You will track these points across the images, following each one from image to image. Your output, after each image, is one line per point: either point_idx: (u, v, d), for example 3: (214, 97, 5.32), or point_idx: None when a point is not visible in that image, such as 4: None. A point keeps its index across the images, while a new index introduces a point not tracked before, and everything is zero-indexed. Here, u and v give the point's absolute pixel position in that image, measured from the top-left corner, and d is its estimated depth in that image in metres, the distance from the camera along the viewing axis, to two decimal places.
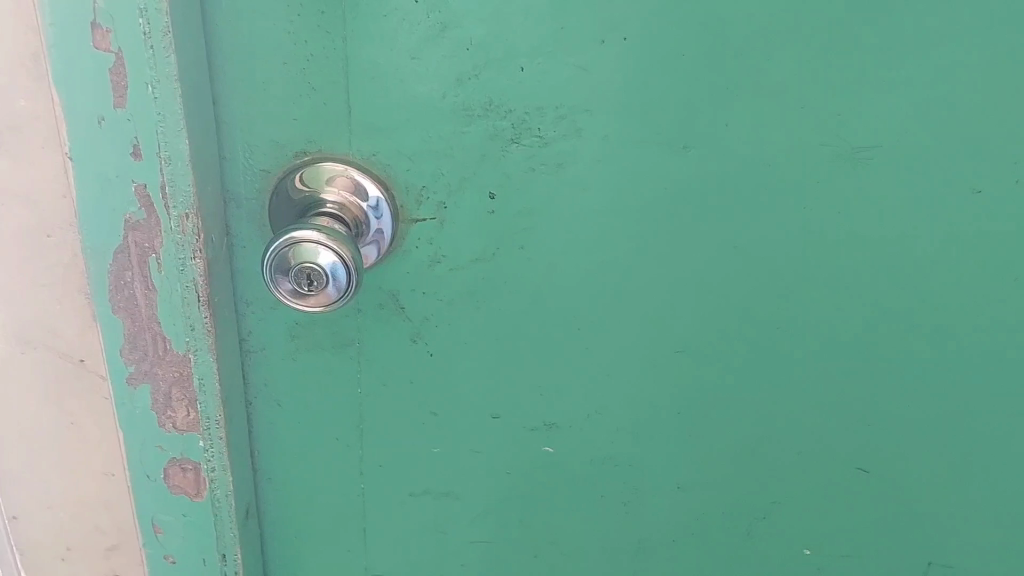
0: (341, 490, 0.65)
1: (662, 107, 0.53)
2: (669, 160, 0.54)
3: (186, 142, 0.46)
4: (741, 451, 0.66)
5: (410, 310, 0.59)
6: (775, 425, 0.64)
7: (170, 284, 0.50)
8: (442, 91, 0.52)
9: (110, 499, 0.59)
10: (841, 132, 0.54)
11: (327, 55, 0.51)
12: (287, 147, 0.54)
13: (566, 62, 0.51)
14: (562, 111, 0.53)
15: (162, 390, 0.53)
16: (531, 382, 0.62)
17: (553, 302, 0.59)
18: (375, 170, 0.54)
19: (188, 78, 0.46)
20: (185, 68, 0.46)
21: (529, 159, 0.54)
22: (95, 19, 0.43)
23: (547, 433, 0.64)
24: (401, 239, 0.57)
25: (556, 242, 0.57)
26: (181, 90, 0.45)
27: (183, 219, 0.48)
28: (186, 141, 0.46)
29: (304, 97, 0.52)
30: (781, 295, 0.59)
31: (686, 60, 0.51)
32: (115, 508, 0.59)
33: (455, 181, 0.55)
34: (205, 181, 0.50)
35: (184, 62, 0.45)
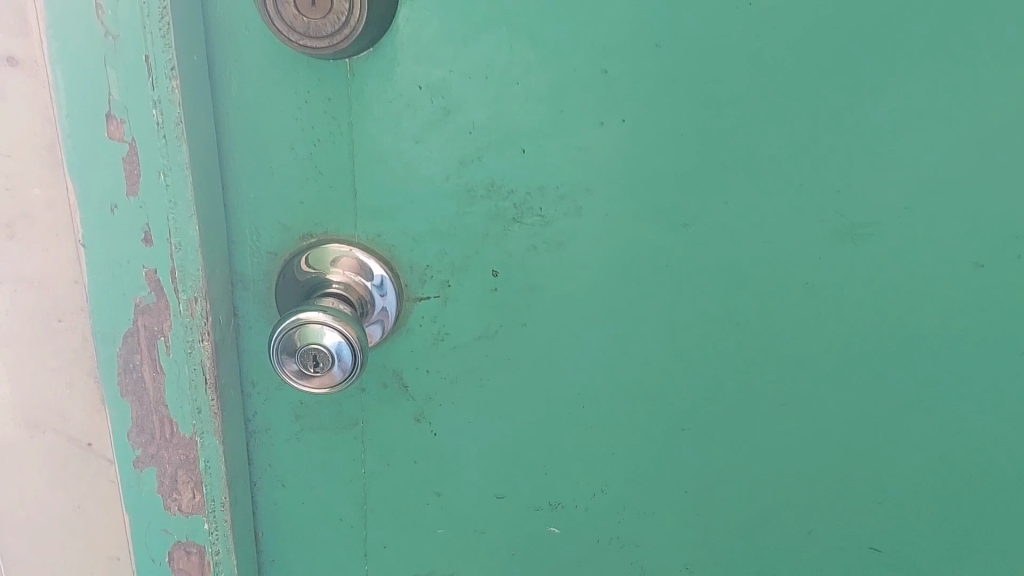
0: (344, 571, 0.65)
1: (661, 186, 0.54)
2: (667, 238, 0.55)
3: (196, 227, 0.48)
4: (745, 526, 0.66)
5: (414, 387, 0.59)
6: (779, 499, 0.65)
7: (178, 366, 0.51)
8: (444, 173, 0.53)
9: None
10: (835, 208, 0.55)
11: (333, 141, 0.52)
12: (293, 230, 0.55)
13: (565, 144, 0.53)
14: (562, 191, 0.54)
15: (169, 473, 0.53)
16: (534, 459, 0.62)
17: (556, 379, 0.59)
18: (379, 251, 0.55)
19: (198, 165, 0.48)
20: (196, 156, 0.47)
21: (530, 238, 0.55)
22: (110, 110, 0.45)
23: (551, 511, 0.64)
24: (405, 317, 0.57)
25: (558, 319, 0.58)
26: (192, 177, 0.47)
27: (191, 302, 0.49)
28: (196, 226, 0.48)
29: (310, 181, 0.53)
30: (781, 369, 0.60)
31: (683, 140, 0.53)
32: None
33: (458, 260, 0.56)
34: (214, 265, 0.51)
35: (195, 150, 0.47)
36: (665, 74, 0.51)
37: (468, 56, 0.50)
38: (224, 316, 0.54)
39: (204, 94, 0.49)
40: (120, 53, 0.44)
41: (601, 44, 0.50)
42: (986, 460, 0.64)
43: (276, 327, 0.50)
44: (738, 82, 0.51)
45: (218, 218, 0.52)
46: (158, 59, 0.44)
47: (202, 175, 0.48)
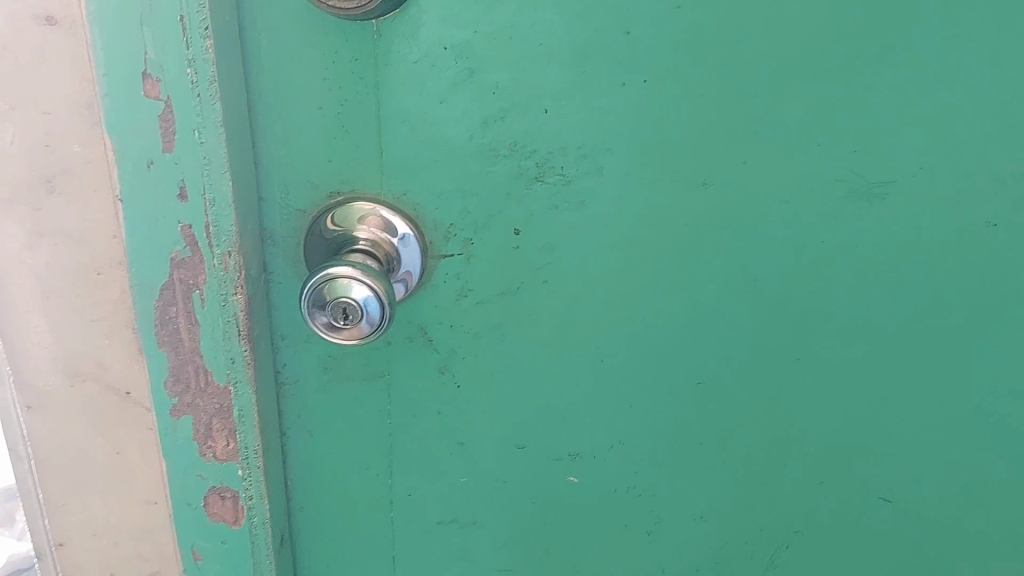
0: (370, 517, 0.67)
1: (681, 146, 0.55)
2: (687, 197, 0.57)
3: (229, 184, 0.49)
4: (760, 478, 0.67)
5: (438, 342, 0.61)
6: (793, 453, 0.66)
7: (213, 318, 0.53)
8: (468, 132, 0.55)
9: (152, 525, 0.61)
10: (853, 168, 0.56)
11: (360, 100, 0.53)
12: (321, 188, 0.56)
13: (587, 104, 0.54)
14: (584, 151, 0.55)
15: (204, 421, 0.56)
16: (555, 411, 0.64)
17: (577, 334, 0.61)
18: (405, 209, 0.57)
19: (230, 123, 0.49)
20: (228, 114, 0.48)
21: (552, 196, 0.57)
22: (146, 70, 0.46)
23: (571, 462, 0.66)
24: (430, 274, 0.59)
25: (578, 275, 0.59)
26: (225, 134, 0.48)
27: (225, 255, 0.51)
28: (230, 183, 0.49)
29: (337, 140, 0.55)
30: (797, 326, 0.61)
31: (703, 101, 0.54)
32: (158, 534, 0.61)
33: (481, 219, 0.57)
34: (245, 222, 0.53)
35: (228, 109, 0.48)
36: (687, 35, 0.52)
37: (492, 17, 0.51)
38: (256, 272, 0.55)
39: (236, 53, 0.51)
40: (155, 13, 0.45)
41: (622, 6, 0.51)
42: (996, 416, 0.65)
43: (307, 283, 0.52)
44: (758, 43, 0.52)
45: (250, 176, 0.54)
46: (192, 19, 0.45)
47: (234, 133, 0.50)
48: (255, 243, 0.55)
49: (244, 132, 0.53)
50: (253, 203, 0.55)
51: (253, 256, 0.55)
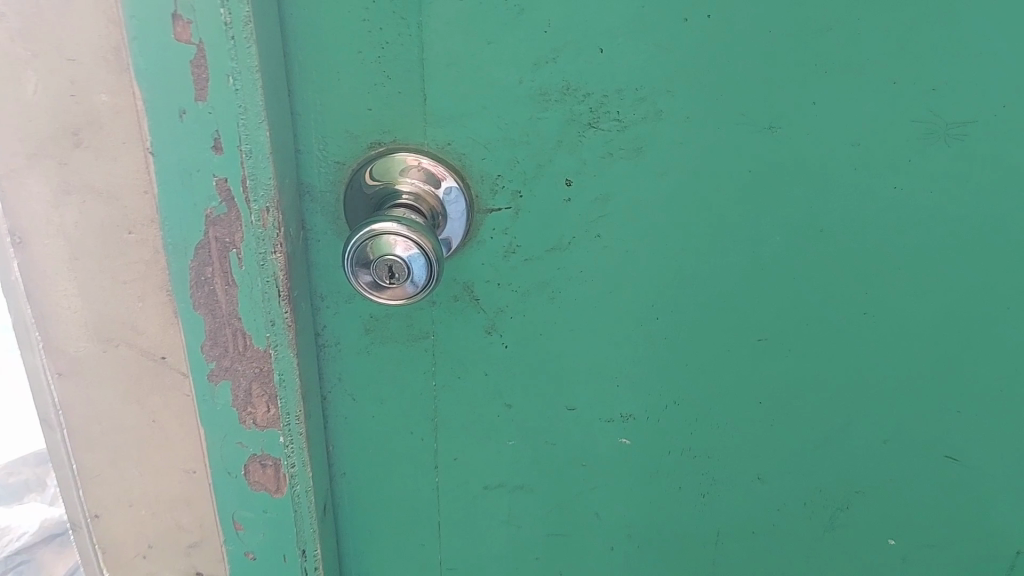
0: (414, 483, 0.65)
1: (745, 88, 0.51)
2: (752, 143, 0.53)
3: (267, 133, 0.46)
4: (821, 439, 0.64)
5: (484, 300, 0.58)
6: (857, 413, 0.63)
7: (251, 278, 0.50)
8: (518, 76, 0.51)
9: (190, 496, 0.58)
10: (930, 107, 0.52)
11: (402, 42, 0.50)
12: (361, 137, 0.53)
13: (645, 43, 0.50)
14: (642, 93, 0.52)
15: (243, 387, 0.53)
16: (607, 372, 0.61)
17: (631, 289, 0.58)
18: (451, 160, 0.54)
19: (266, 68, 0.46)
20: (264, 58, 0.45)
21: (606, 144, 0.53)
22: (176, 11, 0.43)
23: (623, 425, 0.63)
24: (476, 229, 0.56)
25: (634, 227, 0.56)
26: (262, 79, 0.45)
27: (263, 212, 0.48)
28: (268, 132, 0.46)
29: (378, 86, 0.51)
30: (866, 279, 0.58)
31: (773, 38, 0.50)
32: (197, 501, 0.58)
33: (531, 169, 0.54)
34: (283, 175, 0.50)
35: (263, 53, 0.45)
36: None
37: None
38: (295, 228, 0.52)
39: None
40: None
41: None
42: None
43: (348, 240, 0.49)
44: None
45: (286, 126, 0.51)
46: None
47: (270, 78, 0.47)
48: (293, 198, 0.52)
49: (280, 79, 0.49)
50: (289, 155, 0.52)
51: (291, 212, 0.52)
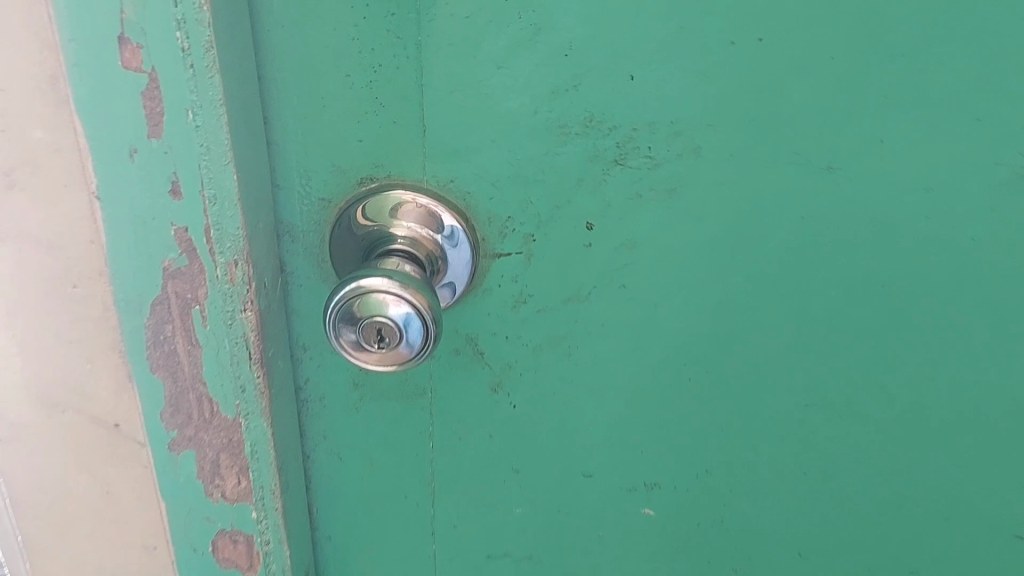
0: (409, 551, 0.58)
1: (798, 121, 0.44)
2: (803, 181, 0.46)
3: (234, 177, 0.39)
4: (867, 512, 0.57)
5: (491, 356, 0.51)
6: (910, 484, 0.56)
7: (217, 340, 0.43)
8: (533, 106, 0.44)
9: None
10: (1018, 148, 0.45)
11: (398, 65, 0.42)
12: (350, 173, 0.45)
13: (684, 69, 0.43)
14: (677, 127, 0.44)
15: (209, 458, 0.46)
16: (630, 436, 0.54)
17: (659, 344, 0.51)
18: (454, 200, 0.46)
19: (234, 99, 0.39)
20: (230, 89, 0.38)
21: (635, 183, 0.46)
22: (123, 33, 0.36)
23: (645, 493, 0.56)
24: (482, 276, 0.49)
25: (663, 277, 0.49)
26: (228, 114, 0.38)
27: (231, 266, 0.41)
28: (235, 175, 0.39)
29: (369, 114, 0.44)
30: (928, 338, 0.50)
31: (832, 64, 0.43)
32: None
33: (546, 211, 0.47)
34: (256, 221, 0.42)
35: (230, 82, 0.38)
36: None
37: None
38: (272, 279, 0.45)
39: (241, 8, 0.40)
40: None
41: None
42: None
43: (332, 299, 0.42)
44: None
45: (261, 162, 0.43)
46: None
47: (239, 111, 0.40)
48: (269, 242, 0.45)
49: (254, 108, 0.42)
50: (266, 193, 0.44)
51: (267, 260, 0.45)
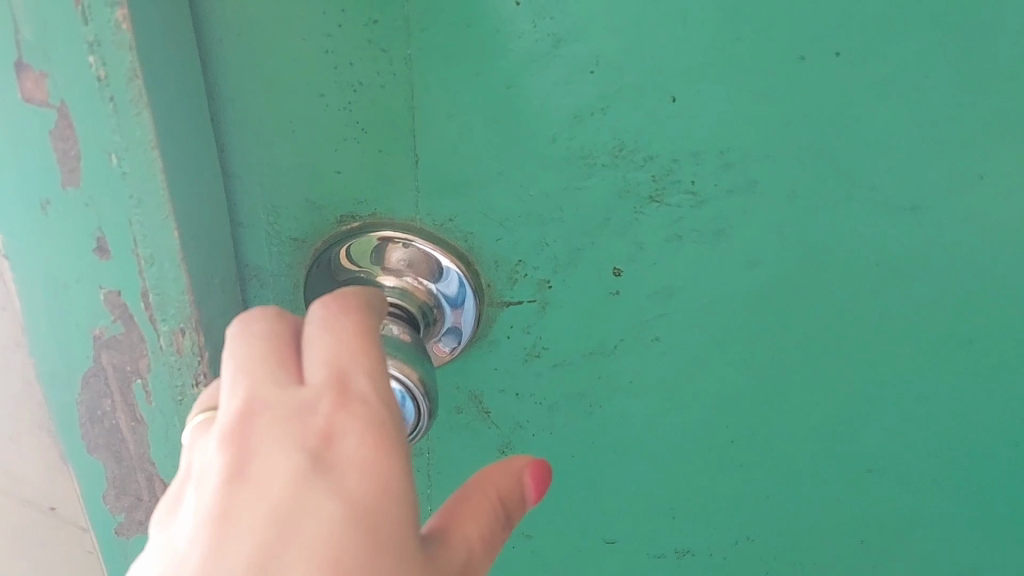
0: None
1: (877, 152, 0.36)
2: (878, 223, 0.38)
3: (174, 233, 0.31)
4: (923, 561, 0.51)
5: (497, 414, 0.44)
6: (975, 536, 0.50)
7: (166, 417, 0.36)
8: (551, 133, 0.35)
9: (239, 539, 0.22)
10: None
11: (382, 83, 0.34)
12: (327, 210, 0.38)
13: (739, 91, 0.34)
14: (727, 158, 0.36)
15: None
16: (661, 503, 0.47)
17: (696, 404, 0.43)
18: (453, 243, 0.38)
19: (172, 137, 0.30)
20: (166, 125, 0.30)
21: (673, 223, 0.38)
22: (20, 59, 0.27)
23: (676, 558, 0.50)
24: (488, 326, 0.41)
25: (704, 331, 0.41)
26: (163, 157, 0.29)
27: (176, 335, 0.33)
28: (177, 231, 0.31)
29: (349, 141, 0.36)
30: (1013, 391, 0.43)
31: (925, 84, 0.34)
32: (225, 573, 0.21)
33: (565, 255, 0.39)
34: (209, 277, 0.34)
35: (165, 116, 0.29)
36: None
37: None
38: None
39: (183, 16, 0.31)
40: None
41: None
42: None
43: None
44: None
45: (218, 200, 0.35)
46: None
47: (182, 145, 0.31)
48: (230, 294, 0.38)
49: (206, 138, 0.34)
50: (224, 235, 0.37)
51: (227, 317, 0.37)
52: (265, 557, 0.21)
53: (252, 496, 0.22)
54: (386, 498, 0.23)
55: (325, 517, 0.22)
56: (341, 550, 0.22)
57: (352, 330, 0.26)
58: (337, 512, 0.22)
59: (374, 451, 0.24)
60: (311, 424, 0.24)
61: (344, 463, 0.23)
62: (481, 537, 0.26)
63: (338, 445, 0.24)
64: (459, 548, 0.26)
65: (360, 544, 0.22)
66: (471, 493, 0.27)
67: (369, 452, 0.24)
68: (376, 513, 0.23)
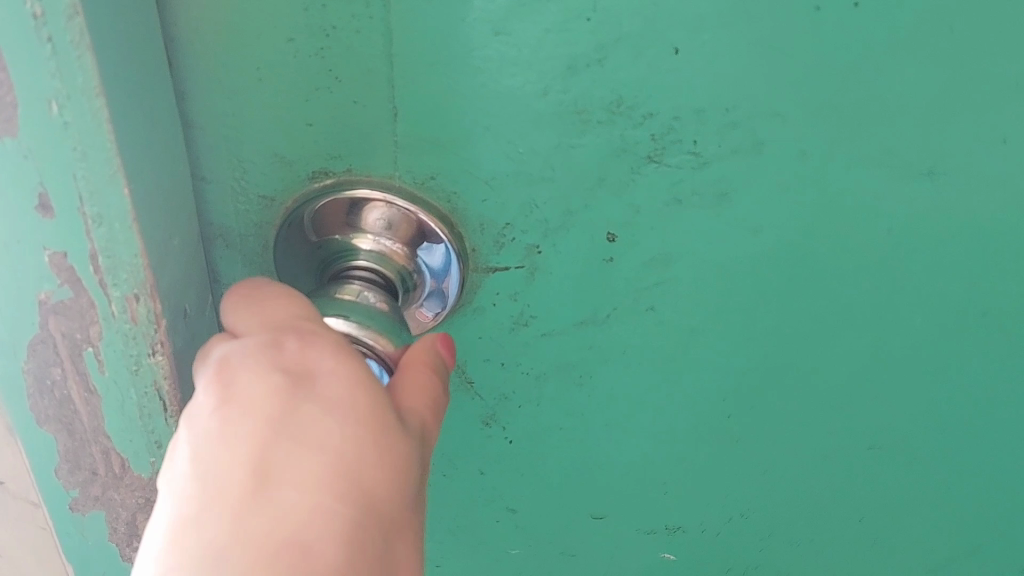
0: None
1: (896, 112, 0.33)
2: (895, 189, 0.35)
3: (124, 188, 0.28)
4: (921, 540, 0.50)
5: (482, 385, 0.41)
6: (976, 514, 0.48)
7: (121, 387, 0.33)
8: (542, 85, 0.33)
9: (239, 450, 0.23)
10: None
11: (358, 28, 0.31)
12: (297, 164, 0.35)
13: (748, 42, 0.32)
14: (733, 116, 0.33)
15: (123, 518, 0.39)
16: (653, 478, 0.45)
17: (692, 378, 0.41)
18: (435, 203, 0.35)
19: (119, 84, 0.27)
20: (113, 71, 0.26)
21: (672, 186, 0.35)
22: None
23: (667, 534, 0.48)
24: (472, 293, 0.38)
25: (703, 302, 0.38)
26: (111, 106, 0.26)
27: (129, 301, 0.30)
28: (127, 189, 0.28)
29: (321, 91, 0.33)
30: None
31: (951, 39, 0.32)
32: (231, 479, 0.23)
33: (555, 219, 0.36)
34: (167, 239, 0.32)
35: (110, 61, 0.26)
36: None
37: None
38: (197, 307, 0.35)
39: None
40: None
41: None
42: None
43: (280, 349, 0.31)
44: None
45: (177, 154, 0.32)
46: None
47: (133, 91, 0.28)
48: (192, 256, 0.35)
49: (163, 85, 0.31)
50: (184, 191, 0.34)
51: (188, 282, 0.34)
52: (267, 460, 0.24)
53: (239, 416, 0.24)
54: (358, 396, 0.25)
55: (313, 424, 0.24)
56: (335, 441, 0.24)
57: (276, 287, 0.29)
58: (327, 412, 0.25)
59: (339, 359, 0.26)
60: (282, 351, 0.26)
61: (318, 375, 0.25)
62: (428, 408, 0.29)
63: (310, 362, 0.26)
64: (416, 419, 0.28)
65: (347, 437, 0.25)
66: (403, 377, 0.29)
67: (339, 357, 0.26)
68: (360, 406, 0.25)
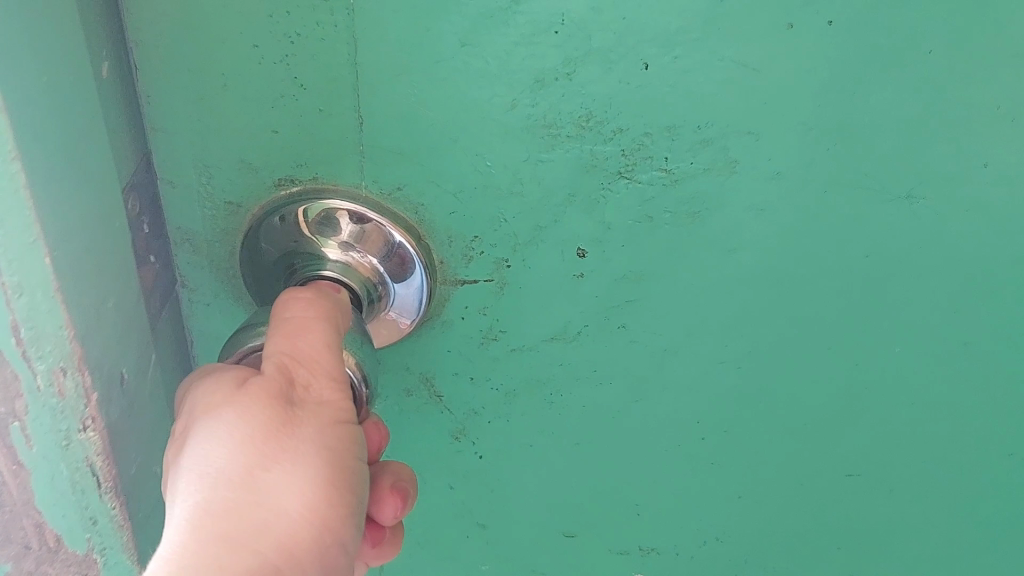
0: None
1: (873, 134, 0.33)
2: (873, 213, 0.34)
3: (46, 256, 0.26)
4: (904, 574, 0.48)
5: (452, 399, 0.40)
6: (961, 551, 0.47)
7: (52, 463, 0.31)
8: (510, 98, 0.32)
9: None
10: None
11: (322, 36, 0.31)
12: (263, 171, 0.34)
13: (719, 58, 0.31)
14: (705, 134, 0.33)
15: None
16: (627, 499, 0.44)
17: (666, 399, 0.40)
18: (403, 214, 0.35)
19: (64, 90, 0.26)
20: (52, 87, 0.26)
21: (643, 203, 0.34)
22: None
23: (641, 558, 0.47)
24: (440, 306, 0.37)
25: (677, 323, 0.38)
26: (55, 116, 0.26)
27: (56, 374, 0.29)
28: (47, 257, 0.26)
29: (285, 99, 0.32)
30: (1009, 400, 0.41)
31: (929, 61, 0.31)
32: None
33: (524, 234, 0.35)
34: (101, 308, 0.30)
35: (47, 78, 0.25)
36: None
37: None
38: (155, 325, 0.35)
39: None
40: None
41: None
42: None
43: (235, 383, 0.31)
44: None
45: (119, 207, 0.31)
46: None
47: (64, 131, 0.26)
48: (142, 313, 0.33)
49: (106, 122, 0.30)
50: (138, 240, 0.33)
51: (128, 343, 0.32)
52: None
53: None
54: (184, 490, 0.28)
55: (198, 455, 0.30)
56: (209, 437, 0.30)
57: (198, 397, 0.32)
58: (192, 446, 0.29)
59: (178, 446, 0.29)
60: None
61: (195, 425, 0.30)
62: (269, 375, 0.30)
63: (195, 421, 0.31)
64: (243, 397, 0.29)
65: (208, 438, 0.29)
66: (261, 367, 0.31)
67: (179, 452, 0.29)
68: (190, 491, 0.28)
